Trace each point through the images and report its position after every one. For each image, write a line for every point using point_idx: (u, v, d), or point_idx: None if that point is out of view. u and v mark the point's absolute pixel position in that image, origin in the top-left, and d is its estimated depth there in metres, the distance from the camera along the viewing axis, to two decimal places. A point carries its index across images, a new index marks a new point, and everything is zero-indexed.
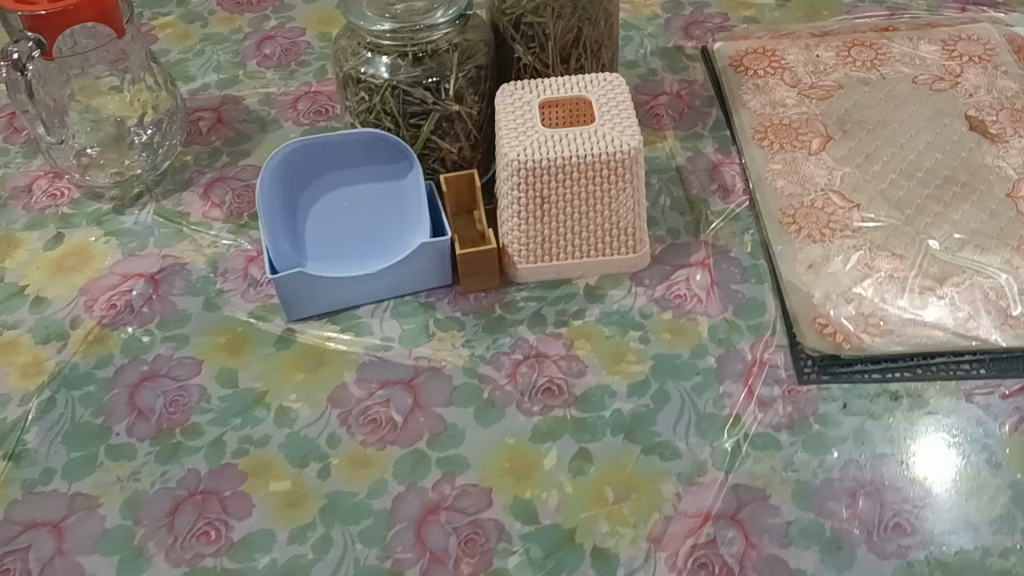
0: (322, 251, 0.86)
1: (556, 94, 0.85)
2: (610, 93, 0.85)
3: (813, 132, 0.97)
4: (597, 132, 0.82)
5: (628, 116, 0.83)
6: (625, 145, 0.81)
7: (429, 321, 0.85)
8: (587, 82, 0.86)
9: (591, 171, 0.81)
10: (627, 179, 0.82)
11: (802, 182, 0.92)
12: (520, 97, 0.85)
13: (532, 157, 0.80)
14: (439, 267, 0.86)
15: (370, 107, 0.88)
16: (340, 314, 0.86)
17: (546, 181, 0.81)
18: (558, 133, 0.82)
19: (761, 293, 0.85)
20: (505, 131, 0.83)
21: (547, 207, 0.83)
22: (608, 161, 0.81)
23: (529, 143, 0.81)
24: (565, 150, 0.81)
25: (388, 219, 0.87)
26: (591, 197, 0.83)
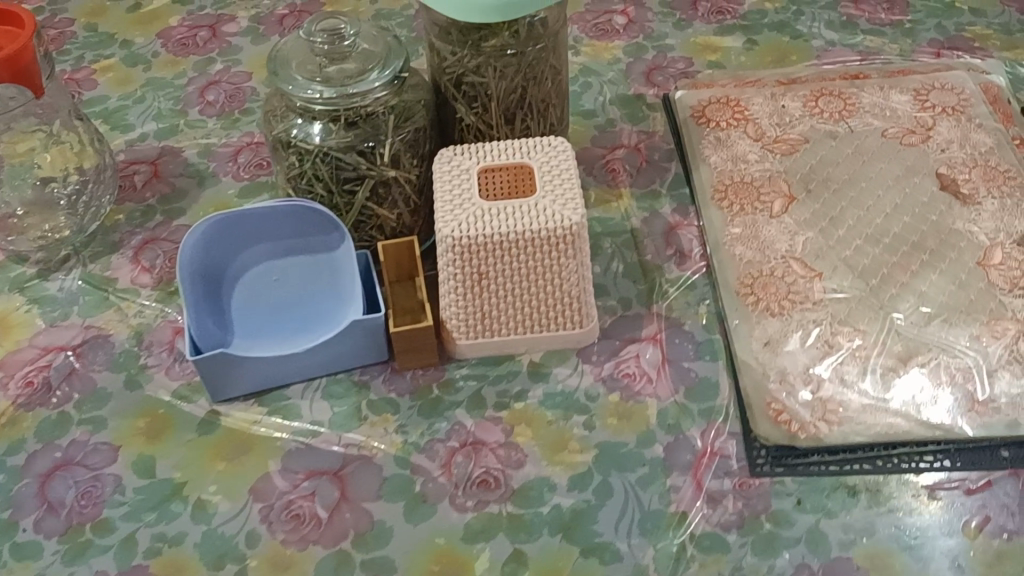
0: (248, 327, 0.81)
1: (497, 160, 0.80)
2: (554, 160, 0.79)
3: (776, 192, 0.92)
4: (537, 205, 0.77)
5: (572, 187, 0.78)
6: (567, 220, 0.76)
7: (362, 403, 0.80)
8: (530, 147, 0.81)
9: (531, 247, 0.76)
10: (570, 255, 0.77)
11: (762, 248, 0.87)
12: (458, 164, 0.80)
13: (467, 233, 0.75)
14: (373, 345, 0.81)
15: (300, 173, 0.82)
16: (268, 394, 0.81)
17: (483, 256, 0.76)
18: (496, 206, 0.77)
19: (715, 373, 0.80)
20: (440, 202, 0.78)
21: (485, 283, 0.78)
22: (549, 237, 0.76)
23: (465, 217, 0.76)
24: (502, 224, 0.76)
25: (320, 293, 0.82)
26: (532, 273, 0.77)
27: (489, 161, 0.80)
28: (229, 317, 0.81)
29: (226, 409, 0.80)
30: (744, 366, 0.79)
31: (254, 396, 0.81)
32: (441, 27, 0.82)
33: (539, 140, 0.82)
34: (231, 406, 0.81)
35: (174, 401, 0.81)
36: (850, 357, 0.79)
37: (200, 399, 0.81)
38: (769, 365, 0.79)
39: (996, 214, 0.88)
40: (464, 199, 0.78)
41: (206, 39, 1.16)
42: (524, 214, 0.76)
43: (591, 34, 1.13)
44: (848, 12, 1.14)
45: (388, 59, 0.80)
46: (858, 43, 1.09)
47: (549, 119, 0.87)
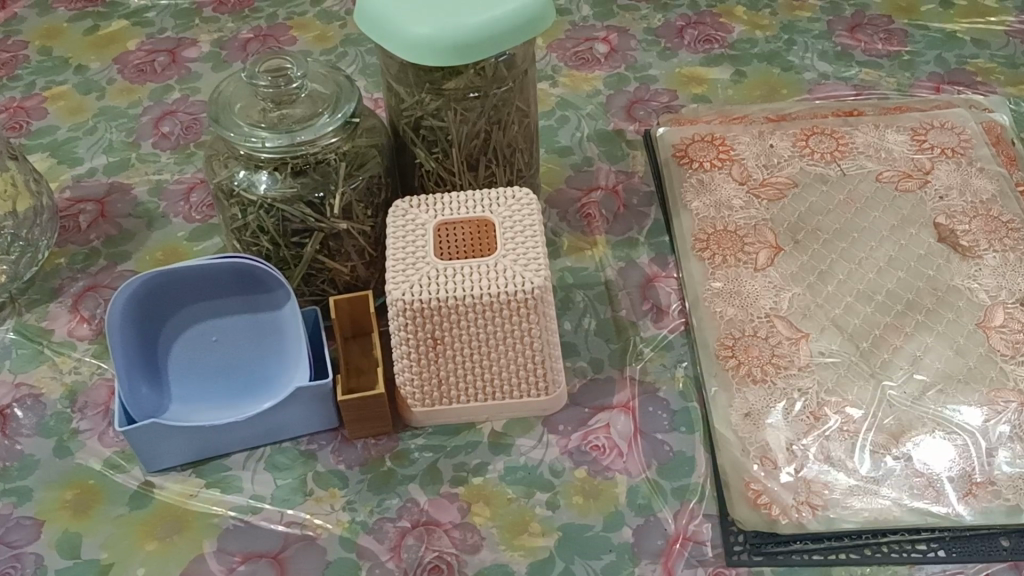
0: (186, 391, 0.75)
1: (456, 214, 0.74)
2: (517, 216, 0.73)
3: (761, 242, 0.86)
4: (497, 266, 0.70)
5: (535, 245, 0.71)
6: (528, 284, 0.69)
7: (308, 476, 0.74)
8: (493, 200, 0.75)
9: (489, 312, 0.70)
10: (533, 320, 0.71)
11: (745, 306, 0.81)
12: (415, 217, 0.74)
13: (419, 296, 0.69)
14: (321, 412, 0.75)
15: (245, 225, 0.76)
16: (207, 464, 0.75)
17: (437, 321, 0.70)
18: (453, 265, 0.71)
19: (691, 446, 0.74)
20: (392, 259, 0.71)
21: (440, 348, 0.72)
22: (508, 301, 0.69)
23: (417, 278, 0.70)
24: (458, 287, 0.69)
25: (265, 354, 0.76)
26: (491, 338, 0.71)
27: (448, 215, 0.74)
28: (165, 379, 0.75)
29: (162, 481, 0.74)
30: (722, 440, 0.73)
31: (192, 465, 0.75)
32: (397, 66, 0.76)
33: (503, 191, 0.75)
34: (167, 477, 0.74)
35: (105, 470, 0.75)
36: (838, 432, 0.73)
37: (133, 469, 0.75)
38: (750, 441, 0.73)
39: (998, 270, 0.82)
40: (418, 257, 0.71)
41: (165, 65, 1.10)
42: (482, 275, 0.70)
43: (570, 63, 1.07)
44: (843, 41, 1.07)
45: (341, 102, 0.74)
46: (853, 76, 1.03)
47: (517, 164, 0.81)
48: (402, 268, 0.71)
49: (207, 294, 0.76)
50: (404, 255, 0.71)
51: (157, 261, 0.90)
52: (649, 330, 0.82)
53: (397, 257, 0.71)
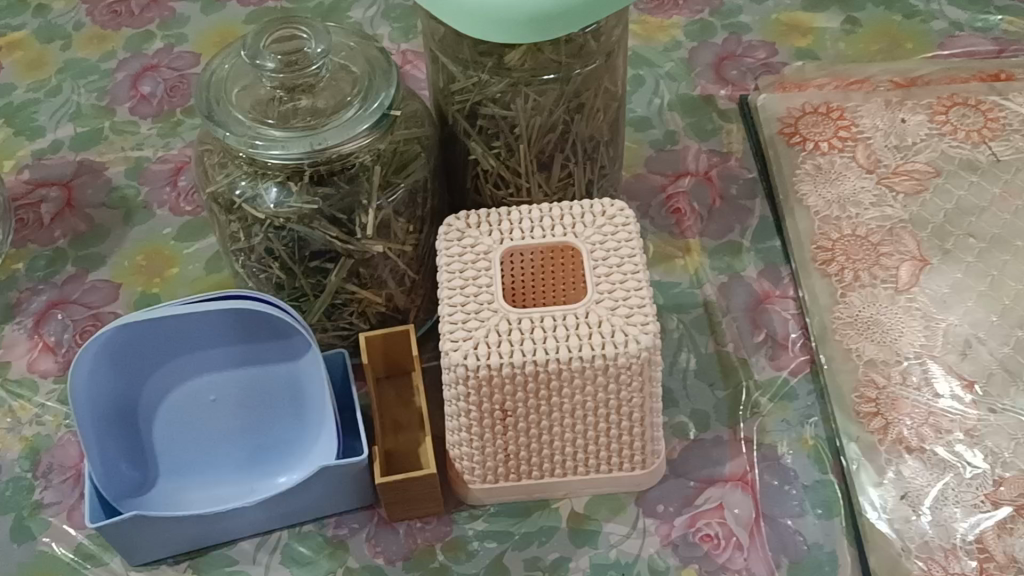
0: (179, 465, 0.58)
1: (530, 240, 0.56)
2: (611, 245, 0.55)
3: (901, 252, 0.68)
4: (589, 316, 0.53)
5: (638, 286, 0.54)
6: (632, 342, 0.51)
7: (337, 574, 0.57)
8: (578, 220, 0.57)
9: (579, 379, 0.52)
10: (634, 388, 0.53)
11: (887, 342, 0.64)
12: (476, 243, 0.56)
13: (488, 359, 0.51)
14: (353, 491, 0.58)
15: (248, 247, 0.58)
16: (207, 556, 0.59)
17: (509, 389, 0.52)
18: (530, 314, 0.53)
19: (831, 537, 0.57)
20: (448, 304, 0.53)
21: (511, 419, 0.54)
22: (604, 366, 0.52)
23: (484, 332, 0.52)
24: (538, 346, 0.52)
25: (279, 418, 0.59)
26: (579, 408, 0.54)
27: (520, 242, 0.56)
28: (151, 450, 0.58)
29: None
30: (872, 532, 0.57)
31: (188, 556, 0.59)
32: (450, 35, 0.56)
33: (590, 206, 0.57)
34: (156, 574, 0.58)
35: (77, 562, 0.58)
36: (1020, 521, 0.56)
37: (112, 561, 0.58)
38: (908, 537, 0.56)
39: None
40: (483, 302, 0.53)
41: (144, 5, 0.90)
42: (570, 330, 0.52)
43: (642, 8, 0.87)
44: None
45: (374, 86, 0.55)
46: (992, 26, 0.83)
47: (600, 160, 0.63)
48: (462, 318, 0.53)
49: (201, 343, 0.58)
50: (463, 298, 0.54)
51: (138, 268, 0.72)
52: (765, 371, 0.64)
53: (455, 300, 0.53)
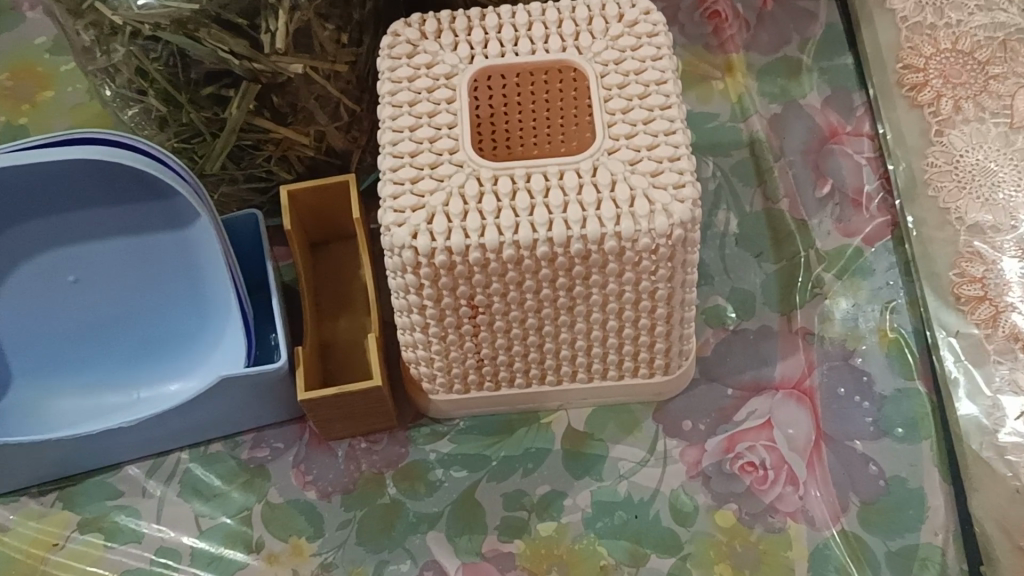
0: (41, 362, 0.43)
1: (513, 60, 0.38)
2: (630, 66, 0.38)
3: (1017, 74, 0.49)
4: (596, 172, 0.36)
5: (670, 128, 0.36)
6: (659, 215, 0.35)
7: (253, 512, 0.43)
8: (583, 28, 0.39)
9: (581, 266, 0.36)
10: (659, 277, 0.37)
11: (1000, 202, 0.46)
12: (433, 60, 0.38)
13: (448, 239, 0.35)
14: (272, 403, 0.43)
15: (110, 67, 0.41)
16: (82, 485, 0.44)
17: (478, 279, 0.36)
18: (512, 170, 0.36)
19: (917, 469, 0.43)
20: (390, 153, 0.37)
21: (484, 316, 0.38)
22: (617, 249, 0.35)
23: (442, 198, 0.35)
24: (522, 219, 0.35)
25: (173, 299, 0.43)
26: (583, 302, 0.38)
27: (499, 61, 0.38)
28: None
29: (7, 515, 0.43)
30: (976, 464, 0.41)
31: (57, 485, 0.44)
32: None
33: (601, 6, 0.40)
34: (16, 509, 0.44)
35: None
36: None
37: None
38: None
39: None
40: (443, 151, 0.37)
41: None
42: (569, 195, 0.35)
43: None
44: None
45: None
46: None
47: None
48: (410, 176, 0.36)
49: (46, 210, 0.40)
50: (413, 144, 0.36)
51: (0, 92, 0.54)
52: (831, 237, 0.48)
53: (400, 148, 0.36)
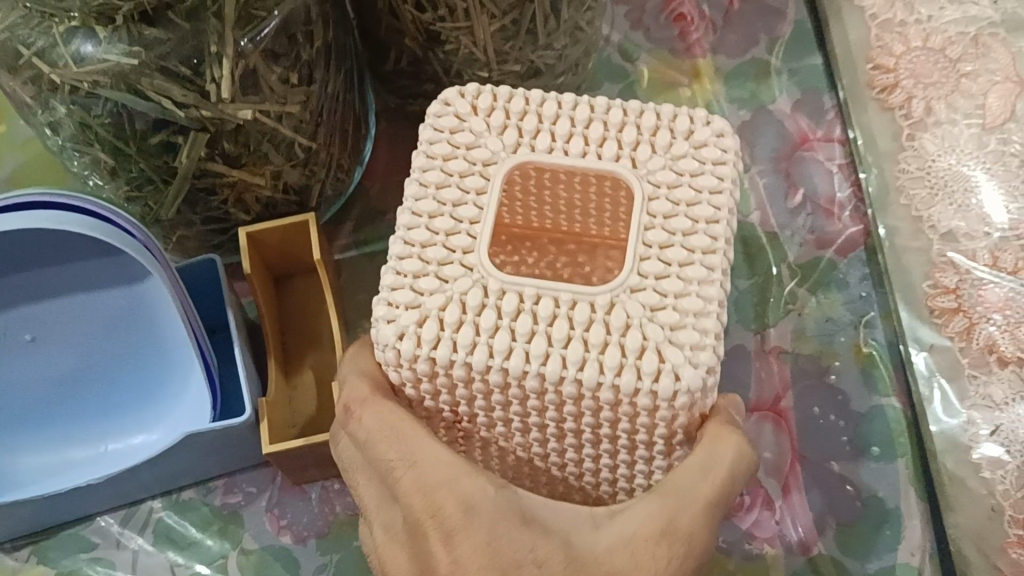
0: (6, 420, 0.42)
1: (553, 160, 0.33)
2: (682, 195, 0.32)
3: (989, 71, 0.48)
4: (617, 310, 0.30)
5: (709, 277, 0.31)
6: (666, 376, 0.29)
7: (229, 561, 0.43)
8: (646, 137, 0.33)
9: (575, 407, 0.31)
10: (669, 430, 0.32)
11: (973, 207, 0.46)
12: (472, 143, 0.33)
13: (434, 349, 0.30)
14: (241, 451, 0.42)
15: (54, 122, 0.40)
16: (55, 538, 0.43)
17: (463, 393, 0.32)
18: (522, 285, 0.31)
19: (895, 488, 0.42)
20: (403, 235, 0.32)
21: (470, 423, 0.34)
22: (613, 399, 0.30)
23: (442, 302, 0.31)
24: (517, 345, 0.30)
25: (131, 350, 0.42)
26: (585, 438, 0.33)
27: (547, 158, 0.33)
28: None
29: None
30: (952, 485, 0.42)
31: (30, 540, 0.43)
32: None
33: (672, 117, 0.34)
34: None
35: None
36: None
37: None
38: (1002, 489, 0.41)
39: None
40: (456, 249, 0.31)
41: None
42: (575, 329, 0.30)
43: None
44: None
45: None
46: None
47: None
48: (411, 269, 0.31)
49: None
50: (427, 235, 0.31)
51: None
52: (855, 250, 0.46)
53: (413, 234, 0.31)
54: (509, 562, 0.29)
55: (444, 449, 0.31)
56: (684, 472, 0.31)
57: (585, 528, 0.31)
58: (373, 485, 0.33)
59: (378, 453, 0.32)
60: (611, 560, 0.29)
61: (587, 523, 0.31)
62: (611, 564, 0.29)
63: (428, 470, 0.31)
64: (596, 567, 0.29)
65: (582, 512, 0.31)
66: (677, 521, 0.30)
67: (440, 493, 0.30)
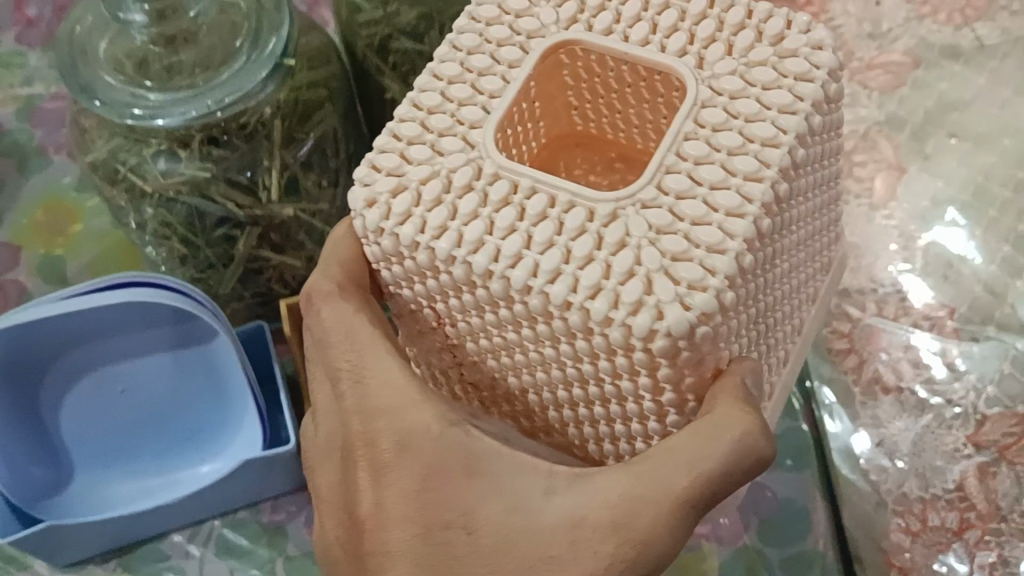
0: (93, 456, 0.53)
1: (600, 41, 0.38)
2: (743, 109, 0.35)
3: (876, 160, 0.62)
4: (617, 229, 0.33)
5: (739, 208, 0.33)
6: (644, 313, 0.32)
7: (276, 566, 0.53)
8: (724, 38, 0.37)
9: (543, 323, 0.34)
10: (666, 377, 0.34)
11: (861, 269, 0.59)
12: (522, 11, 0.39)
13: (401, 224, 0.35)
14: (284, 476, 0.53)
15: (140, 221, 0.52)
16: (135, 552, 0.54)
17: (443, 285, 0.36)
18: (517, 175, 0.35)
19: (803, 492, 0.53)
20: (413, 99, 0.38)
21: (450, 326, 0.39)
22: (584, 323, 0.33)
23: (424, 174, 0.35)
24: (490, 240, 0.34)
25: (196, 398, 0.53)
26: (578, 371, 0.36)
27: (586, 39, 0.38)
28: (62, 446, 0.53)
29: None
30: (846, 486, 0.53)
31: (117, 554, 0.54)
32: None
33: (764, 17, 0.37)
34: None
35: None
36: (1003, 464, 0.52)
37: None
38: (885, 488, 0.52)
39: None
40: (463, 121, 0.36)
41: None
42: (557, 238, 0.33)
43: None
44: None
45: (266, 27, 0.48)
46: None
47: None
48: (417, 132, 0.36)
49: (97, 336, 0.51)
50: (437, 99, 0.37)
51: (38, 225, 0.65)
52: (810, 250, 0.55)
53: (424, 100, 0.37)
54: (443, 520, 0.35)
55: (395, 375, 0.37)
56: (675, 453, 0.34)
57: (538, 494, 0.35)
58: (326, 389, 0.40)
59: (333, 356, 0.39)
60: (553, 540, 0.34)
61: (542, 489, 0.35)
62: (549, 542, 0.34)
63: (376, 398, 0.37)
64: (524, 537, 0.34)
65: (543, 473, 0.35)
66: (653, 518, 0.33)
67: (378, 425, 0.37)
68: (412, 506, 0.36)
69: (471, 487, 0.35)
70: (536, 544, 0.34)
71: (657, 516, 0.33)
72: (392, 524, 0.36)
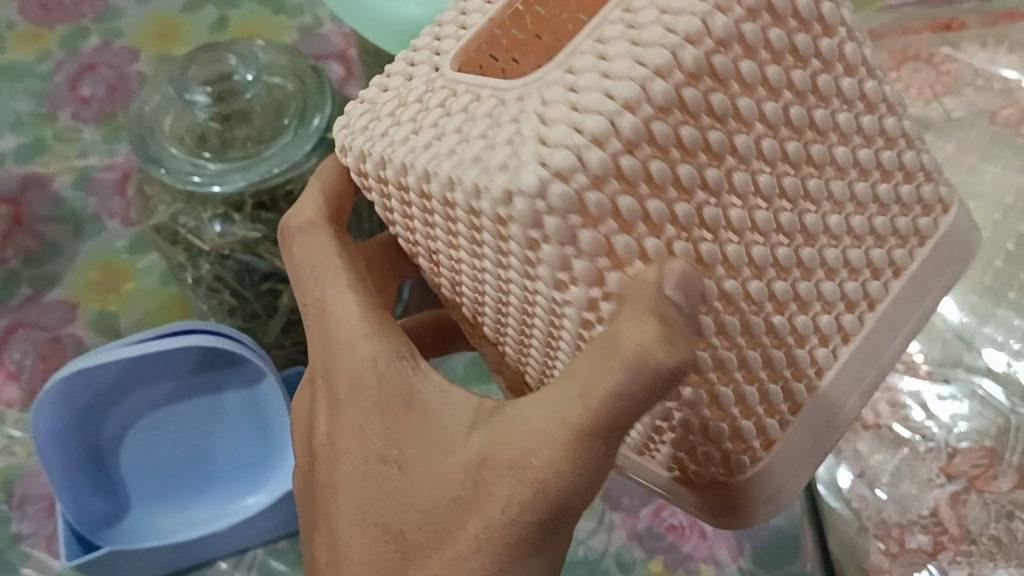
0: (148, 491, 0.59)
1: None
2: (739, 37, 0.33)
3: None
4: (514, 105, 0.28)
5: (696, 36, 0.27)
6: (509, 158, 0.27)
7: None
8: None
9: (455, 213, 0.30)
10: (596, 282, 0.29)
11: None
12: None
13: (357, 108, 0.36)
14: None
15: (197, 276, 0.58)
16: None
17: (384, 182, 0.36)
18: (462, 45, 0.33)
19: (793, 520, 0.59)
20: None
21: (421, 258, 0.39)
22: (476, 190, 0.28)
23: (397, 66, 0.36)
24: (410, 103, 0.33)
25: (243, 437, 0.59)
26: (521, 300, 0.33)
27: None
28: (122, 483, 0.58)
29: None
30: (830, 514, 0.58)
31: None
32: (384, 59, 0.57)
33: None
34: None
35: None
36: (973, 492, 0.57)
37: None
38: (866, 515, 0.58)
39: None
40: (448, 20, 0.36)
41: None
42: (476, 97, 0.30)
43: None
44: None
45: (310, 107, 0.55)
46: None
47: None
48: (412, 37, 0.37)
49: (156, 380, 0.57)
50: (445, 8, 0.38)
51: (92, 284, 0.72)
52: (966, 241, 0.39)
53: None
54: (378, 456, 0.37)
55: (351, 308, 0.40)
56: (585, 369, 0.30)
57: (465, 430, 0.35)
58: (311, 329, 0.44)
59: (301, 288, 0.43)
60: (461, 477, 0.33)
61: (471, 425, 0.35)
62: (457, 476, 0.34)
63: (335, 332, 0.40)
64: (445, 472, 0.34)
65: (477, 410, 0.35)
66: (531, 443, 0.31)
67: (334, 361, 0.40)
68: (355, 446, 0.38)
69: (410, 421, 0.37)
70: (443, 480, 0.34)
71: (535, 440, 0.31)
72: (336, 460, 0.39)
